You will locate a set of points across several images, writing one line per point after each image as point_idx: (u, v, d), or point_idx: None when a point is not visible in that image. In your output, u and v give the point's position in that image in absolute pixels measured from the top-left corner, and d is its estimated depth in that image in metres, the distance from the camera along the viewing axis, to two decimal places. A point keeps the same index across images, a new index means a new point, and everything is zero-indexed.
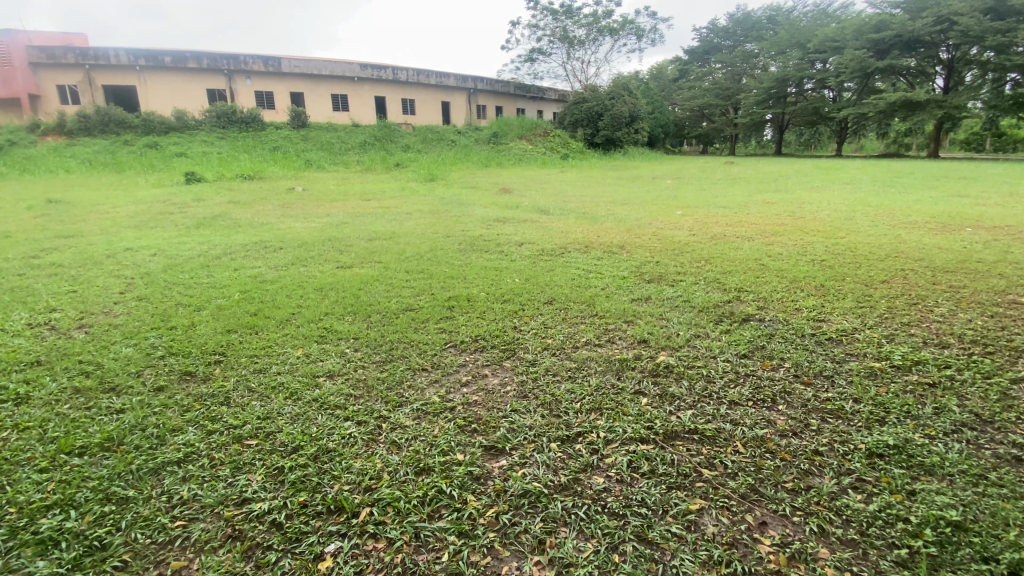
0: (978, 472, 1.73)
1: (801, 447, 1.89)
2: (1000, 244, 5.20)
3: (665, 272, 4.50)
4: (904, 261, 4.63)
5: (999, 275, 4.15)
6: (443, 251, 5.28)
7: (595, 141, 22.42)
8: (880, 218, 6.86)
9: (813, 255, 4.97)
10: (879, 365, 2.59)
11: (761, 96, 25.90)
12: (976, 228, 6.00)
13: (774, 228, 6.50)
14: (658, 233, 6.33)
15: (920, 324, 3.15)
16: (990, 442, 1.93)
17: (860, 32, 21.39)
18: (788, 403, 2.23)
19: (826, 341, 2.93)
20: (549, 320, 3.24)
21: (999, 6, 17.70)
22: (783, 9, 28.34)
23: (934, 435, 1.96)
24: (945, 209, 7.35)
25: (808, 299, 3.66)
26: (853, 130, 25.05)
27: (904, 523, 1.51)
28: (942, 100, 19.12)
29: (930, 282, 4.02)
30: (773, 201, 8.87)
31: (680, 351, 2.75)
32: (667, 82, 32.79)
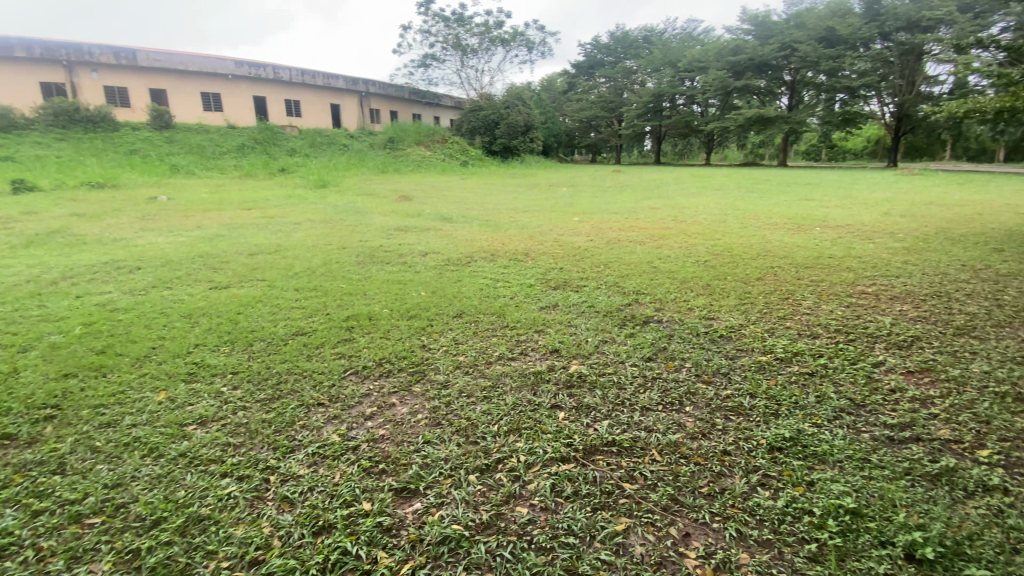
0: (861, 455, 1.87)
1: (711, 449, 1.94)
2: (845, 241, 6.03)
3: (570, 278, 4.57)
4: (772, 260, 5.15)
5: (848, 268, 4.78)
6: (338, 264, 4.89)
7: (493, 148, 22.68)
8: (748, 221, 7.65)
9: (698, 257, 5.36)
10: (765, 358, 2.79)
11: (642, 109, 28.05)
12: (823, 228, 6.90)
13: (662, 232, 6.95)
14: (560, 239, 6.46)
15: (794, 317, 3.49)
16: (867, 425, 2.10)
17: (720, 55, 24.23)
18: (695, 404, 2.30)
19: (718, 338, 3.12)
20: (460, 335, 3.08)
21: (829, 36, 20.95)
22: (656, 31, 31.05)
23: (820, 424, 2.11)
24: (798, 211, 8.40)
25: (699, 298, 3.91)
26: (718, 141, 28.08)
27: (810, 516, 1.57)
28: (787, 117, 22.25)
29: (794, 277, 4.50)
30: (659, 206, 9.55)
31: (591, 359, 2.75)
32: (557, 94, 34.26)
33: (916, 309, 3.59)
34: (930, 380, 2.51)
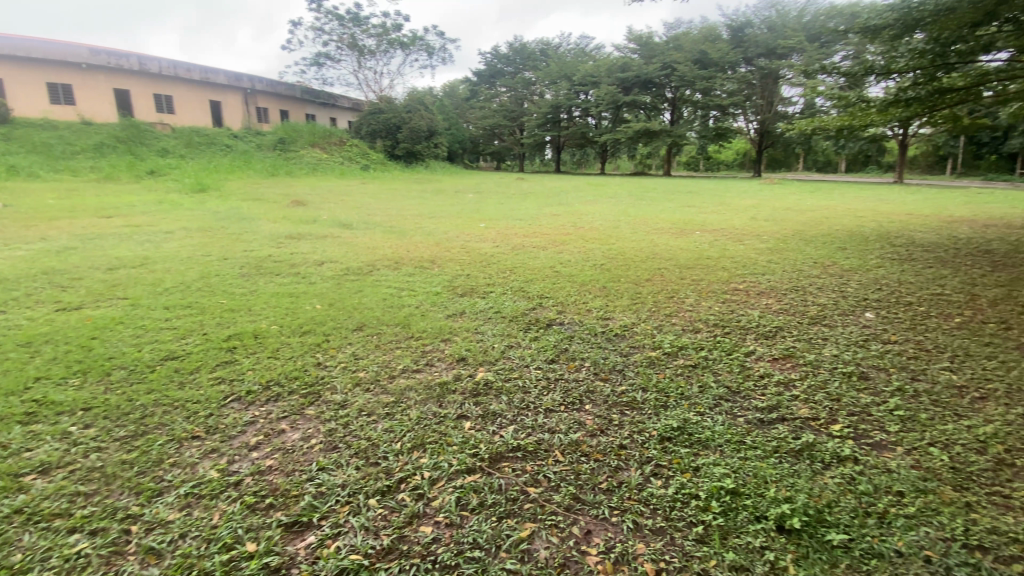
0: (738, 439, 2.07)
1: (609, 444, 2.02)
2: (720, 243, 6.71)
3: (475, 284, 4.58)
4: (660, 262, 5.58)
5: (722, 268, 5.32)
6: (220, 277, 4.44)
7: (395, 152, 22.13)
8: (639, 226, 8.23)
9: (595, 260, 5.65)
10: (655, 354, 3.00)
11: (541, 119, 29.04)
12: (702, 232, 7.63)
13: (562, 237, 7.24)
14: (464, 245, 6.46)
15: (679, 314, 3.80)
16: (742, 409, 2.33)
17: (611, 71, 25.92)
18: (594, 401, 2.40)
19: (613, 336, 3.30)
20: (360, 349, 2.94)
21: (702, 59, 23.34)
22: (552, 44, 32.39)
23: (703, 412, 2.30)
24: (682, 217, 9.20)
25: (596, 300, 4.11)
26: (612, 152, 29.92)
27: (696, 499, 1.70)
28: (670, 130, 24.33)
29: (679, 277, 4.91)
30: (559, 213, 9.92)
31: (497, 365, 2.76)
32: (459, 100, 34.35)
33: (778, 302, 4.09)
34: (791, 365, 2.86)
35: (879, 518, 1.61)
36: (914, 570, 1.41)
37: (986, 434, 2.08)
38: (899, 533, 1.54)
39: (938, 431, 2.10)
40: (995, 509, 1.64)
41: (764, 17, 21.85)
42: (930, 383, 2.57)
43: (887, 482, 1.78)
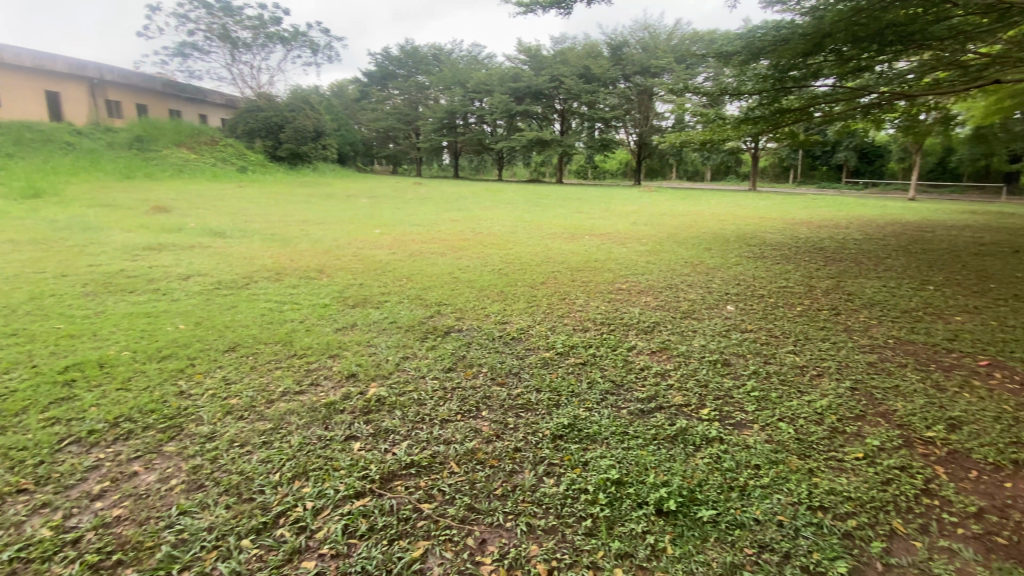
0: (623, 431, 2.19)
1: (504, 449, 2.03)
2: (607, 246, 7.16)
3: (367, 294, 4.39)
4: (553, 265, 5.80)
5: (609, 269, 5.67)
6: (56, 298, 3.78)
7: (278, 154, 20.58)
8: (534, 231, 8.50)
9: (492, 265, 5.71)
10: (549, 355, 3.09)
11: (436, 124, 28.84)
12: (591, 236, 8.09)
13: (460, 243, 7.23)
14: (356, 253, 6.18)
15: (571, 315, 3.95)
16: (626, 402, 2.48)
17: (503, 80, 26.58)
18: (489, 406, 2.40)
19: (510, 340, 3.33)
20: (234, 372, 2.66)
21: (586, 73, 24.86)
22: (444, 50, 32.36)
23: (592, 407, 2.41)
24: (573, 222, 9.68)
25: (493, 305, 4.15)
26: (507, 159, 30.62)
27: (586, 494, 1.76)
28: (560, 140, 25.50)
29: (571, 279, 5.14)
30: (456, 219, 9.90)
31: (390, 379, 2.65)
32: (349, 101, 32.92)
33: (657, 300, 4.45)
34: (668, 357, 3.11)
35: (742, 491, 1.80)
36: (769, 534, 1.59)
37: (821, 406, 2.43)
38: (758, 503, 1.73)
39: (786, 407, 2.42)
40: (831, 472, 1.92)
41: (638, 38, 23.82)
42: (779, 365, 2.96)
43: (747, 457, 2.00)
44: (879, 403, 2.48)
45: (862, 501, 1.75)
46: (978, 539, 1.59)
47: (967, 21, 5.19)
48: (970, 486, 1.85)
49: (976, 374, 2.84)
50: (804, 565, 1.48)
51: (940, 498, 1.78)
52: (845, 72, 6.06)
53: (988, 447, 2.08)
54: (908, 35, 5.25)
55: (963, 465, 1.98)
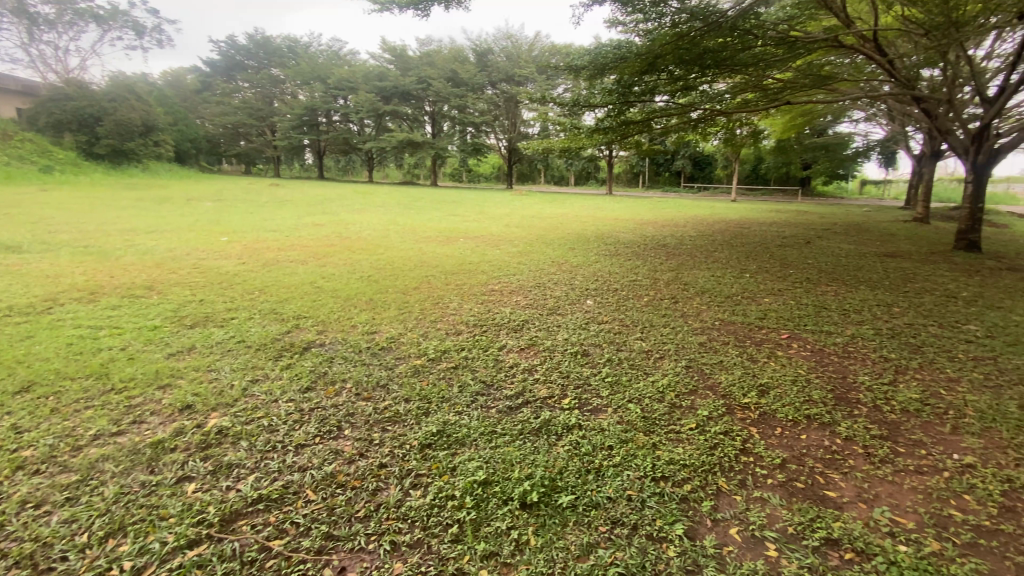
0: (490, 430, 2.20)
1: (368, 467, 1.93)
2: (480, 248, 7.26)
3: (211, 311, 3.89)
4: (425, 269, 5.71)
5: (482, 271, 5.75)
6: None
7: (96, 151, 17.45)
8: (406, 235, 8.31)
9: (360, 272, 5.45)
10: (420, 361, 2.99)
11: (295, 122, 26.75)
12: (465, 238, 8.15)
13: (325, 249, 6.79)
14: (199, 264, 5.47)
15: (442, 319, 3.89)
16: (495, 401, 2.50)
17: (367, 78, 26.07)
18: (352, 424, 2.25)
19: (378, 350, 3.17)
20: (27, 419, 2.17)
21: (454, 77, 25.15)
22: (300, 43, 30.19)
23: (462, 410, 2.38)
24: (447, 225, 9.66)
25: (360, 314, 3.94)
26: (378, 160, 29.62)
27: (452, 499, 1.74)
28: (432, 142, 25.41)
29: (443, 283, 5.10)
30: (321, 223, 9.29)
31: (236, 407, 2.37)
32: (188, 93, 29.09)
33: (526, 299, 4.61)
34: (535, 353, 3.23)
35: (598, 473, 1.93)
36: (620, 509, 1.72)
37: (664, 386, 2.72)
38: (611, 482, 1.87)
39: (636, 390, 2.66)
40: (672, 444, 2.15)
41: (502, 46, 24.57)
42: (631, 351, 3.25)
43: (602, 440, 2.15)
44: (709, 378, 2.86)
45: (696, 466, 1.99)
46: (782, 486, 1.90)
47: (765, 53, 6.21)
48: (776, 441, 2.22)
49: (779, 346, 3.41)
50: (650, 533, 1.62)
51: (755, 455, 2.09)
52: (676, 90, 6.84)
53: (788, 407, 2.51)
54: (722, 61, 6.10)
55: (771, 424, 2.37)
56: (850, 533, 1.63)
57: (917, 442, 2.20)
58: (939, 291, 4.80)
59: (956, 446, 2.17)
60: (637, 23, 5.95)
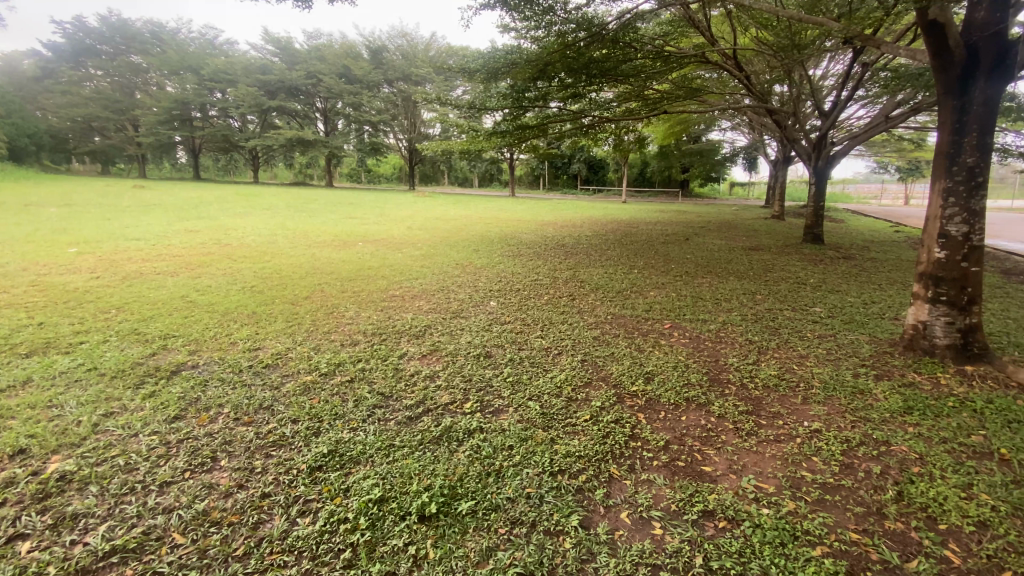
0: (388, 442, 2.12)
1: (248, 499, 1.77)
2: (379, 252, 7.01)
3: (53, 335, 3.34)
4: (319, 277, 5.39)
5: (382, 277, 5.55)
6: None
7: None
8: (298, 240, 7.78)
9: (242, 282, 5.01)
10: (311, 377, 2.79)
11: (163, 116, 23.77)
12: (363, 242, 7.83)
13: (201, 258, 6.14)
14: (39, 280, 4.68)
15: (337, 330, 3.69)
16: (392, 413, 2.41)
17: (247, 71, 24.09)
18: (230, 454, 2.05)
19: (262, 369, 2.92)
20: None
21: (346, 73, 24.19)
22: (167, 28, 27.09)
23: (356, 425, 2.27)
24: (344, 228, 9.20)
25: (242, 330, 3.60)
26: (265, 159, 27.51)
27: (345, 523, 1.65)
28: (325, 141, 24.15)
29: (339, 290, 4.84)
30: (197, 229, 8.41)
31: (84, 447, 2.05)
32: (22, 79, 24.78)
33: (428, 303, 4.53)
34: (437, 358, 3.17)
35: (497, 474, 1.94)
36: (518, 508, 1.74)
37: (560, 381, 2.83)
38: (511, 482, 1.89)
39: (534, 387, 2.73)
40: (568, 437, 2.23)
41: (397, 44, 23.92)
42: (531, 349, 3.34)
43: (501, 441, 2.17)
44: (602, 369, 3.03)
45: (590, 456, 2.08)
46: (666, 466, 2.05)
47: (644, 65, 6.69)
48: (661, 424, 2.40)
49: (663, 335, 3.71)
50: (547, 527, 1.66)
51: (641, 440, 2.25)
52: (566, 97, 7.08)
53: (670, 392, 2.73)
54: (606, 71, 6.47)
55: (656, 408, 2.56)
56: (723, 504, 1.80)
57: (775, 414, 2.51)
58: (793, 279, 5.52)
59: (805, 414, 2.51)
60: (527, 31, 6.15)
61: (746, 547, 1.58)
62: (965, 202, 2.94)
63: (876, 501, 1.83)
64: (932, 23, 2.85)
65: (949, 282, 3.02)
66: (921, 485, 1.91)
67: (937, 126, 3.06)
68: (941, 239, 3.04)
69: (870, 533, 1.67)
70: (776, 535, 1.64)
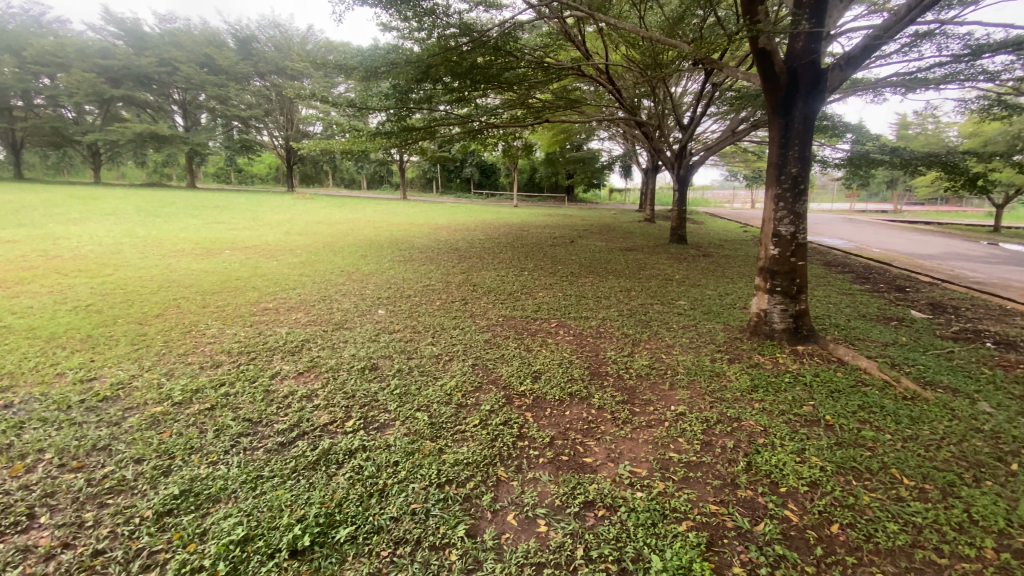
0: (255, 474, 1.92)
1: (76, 560, 1.49)
2: (251, 261, 6.41)
3: None
4: (175, 290, 4.77)
5: (253, 288, 5.06)
6: None
7: None
8: (150, 249, 6.82)
9: (74, 300, 4.26)
10: (161, 408, 2.44)
11: None
12: (232, 250, 7.09)
13: (18, 272, 5.11)
14: None
15: (196, 350, 3.29)
16: (261, 440, 2.20)
17: (83, 54, 20.74)
18: (52, 509, 1.71)
19: (100, 402, 2.49)
20: None
21: (209, 63, 21.85)
22: None
23: (217, 458, 2.03)
24: (208, 235, 8.24)
25: (73, 358, 3.05)
26: (108, 155, 23.84)
27: (201, 572, 1.46)
28: (184, 137, 21.62)
29: (200, 305, 4.33)
30: (14, 238, 7.00)
31: None
32: None
33: (307, 315, 4.24)
34: (315, 376, 2.96)
35: (380, 494, 1.84)
36: (403, 527, 1.68)
37: (449, 387, 2.80)
38: (395, 500, 1.81)
39: (422, 397, 2.67)
40: (455, 445, 2.20)
41: (268, 35, 22.04)
42: (421, 358, 3.26)
43: (386, 457, 2.08)
44: (490, 371, 3.06)
45: (478, 462, 2.07)
46: (551, 463, 2.12)
47: (527, 74, 6.92)
48: (547, 421, 2.48)
49: (549, 334, 3.85)
50: (433, 543, 1.61)
51: (528, 439, 2.30)
52: (453, 100, 7.09)
53: (554, 388, 2.84)
54: (490, 77, 6.58)
55: (541, 406, 2.63)
56: (602, 492, 1.90)
57: (646, 401, 2.72)
58: (662, 276, 6.04)
59: (672, 399, 2.75)
60: (410, 32, 6.04)
61: (622, 533, 1.68)
62: (791, 207, 3.43)
63: (730, 473, 2.06)
64: (762, 52, 3.23)
65: (782, 275, 3.52)
66: (766, 454, 2.19)
67: (768, 141, 3.53)
68: (774, 238, 3.52)
69: (725, 503, 1.87)
70: (648, 517, 1.76)
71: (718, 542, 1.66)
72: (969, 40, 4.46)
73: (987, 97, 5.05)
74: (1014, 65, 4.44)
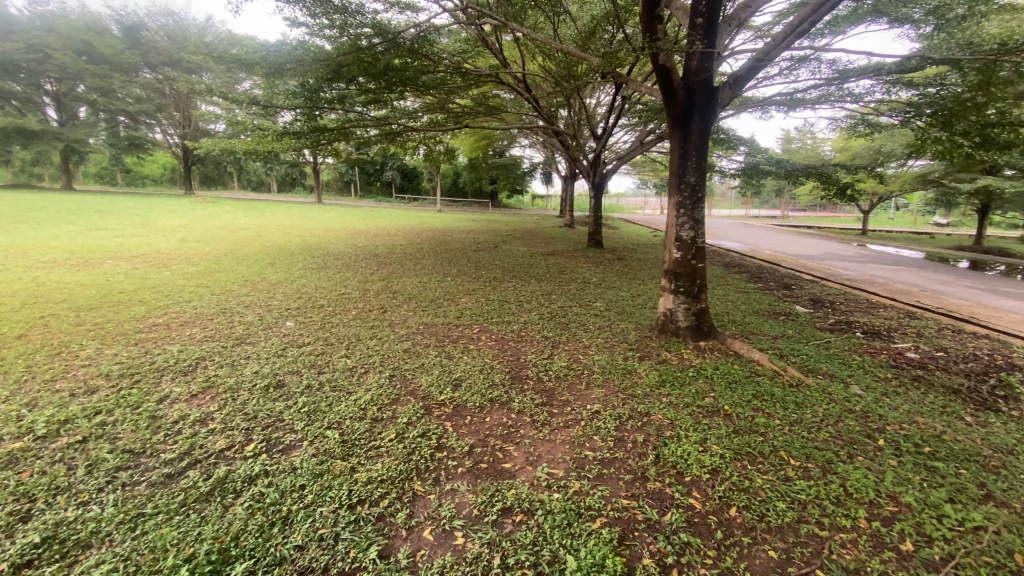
0: (135, 512, 1.71)
1: None
2: (139, 272, 5.78)
3: None
4: (43, 307, 4.17)
5: (140, 302, 4.56)
6: None
7: None
8: (11, 259, 5.92)
9: None
10: (17, 445, 2.11)
11: None
12: (117, 260, 6.35)
13: None
14: None
15: (66, 376, 2.88)
16: (145, 473, 1.97)
17: None
18: None
19: None
20: None
21: (87, 50, 19.43)
22: None
23: (88, 498, 1.79)
24: (86, 243, 7.31)
25: None
26: None
27: None
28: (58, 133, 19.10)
29: (73, 324, 3.82)
30: None
31: None
32: None
33: (205, 330, 3.88)
34: (212, 397, 2.71)
35: (284, 522, 1.72)
36: (309, 555, 1.58)
37: (365, 401, 2.69)
38: (300, 527, 1.70)
39: (335, 413, 2.54)
40: (369, 463, 2.11)
41: (160, 23, 20.03)
42: (334, 372, 3.10)
43: (291, 482, 1.95)
44: (409, 382, 2.98)
45: (393, 478, 2.00)
46: (469, 472, 2.10)
47: (445, 78, 6.87)
48: (466, 429, 2.45)
49: (471, 339, 3.84)
50: (342, 569, 1.53)
51: (446, 449, 2.26)
52: (368, 102, 6.87)
53: (474, 395, 2.82)
54: (408, 80, 6.46)
55: (461, 415, 2.61)
56: (520, 497, 1.91)
57: (563, 401, 2.79)
58: (579, 279, 6.25)
59: (587, 398, 2.84)
60: (320, 27, 5.63)
61: (538, 536, 1.70)
62: (691, 213, 3.70)
63: (640, 466, 2.16)
64: (661, 67, 3.44)
65: (684, 277, 3.77)
66: (672, 446, 2.32)
67: (669, 152, 3.77)
68: (677, 243, 3.77)
69: (636, 496, 1.96)
70: (563, 517, 1.80)
71: (629, 535, 1.73)
72: (837, 65, 5.09)
73: (853, 116, 5.77)
74: (874, 89, 5.14)
